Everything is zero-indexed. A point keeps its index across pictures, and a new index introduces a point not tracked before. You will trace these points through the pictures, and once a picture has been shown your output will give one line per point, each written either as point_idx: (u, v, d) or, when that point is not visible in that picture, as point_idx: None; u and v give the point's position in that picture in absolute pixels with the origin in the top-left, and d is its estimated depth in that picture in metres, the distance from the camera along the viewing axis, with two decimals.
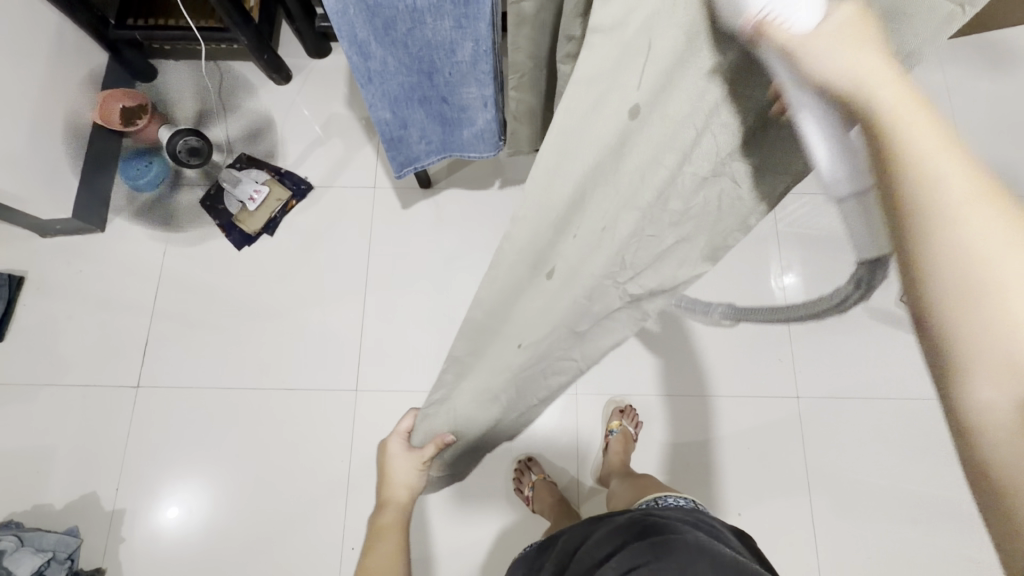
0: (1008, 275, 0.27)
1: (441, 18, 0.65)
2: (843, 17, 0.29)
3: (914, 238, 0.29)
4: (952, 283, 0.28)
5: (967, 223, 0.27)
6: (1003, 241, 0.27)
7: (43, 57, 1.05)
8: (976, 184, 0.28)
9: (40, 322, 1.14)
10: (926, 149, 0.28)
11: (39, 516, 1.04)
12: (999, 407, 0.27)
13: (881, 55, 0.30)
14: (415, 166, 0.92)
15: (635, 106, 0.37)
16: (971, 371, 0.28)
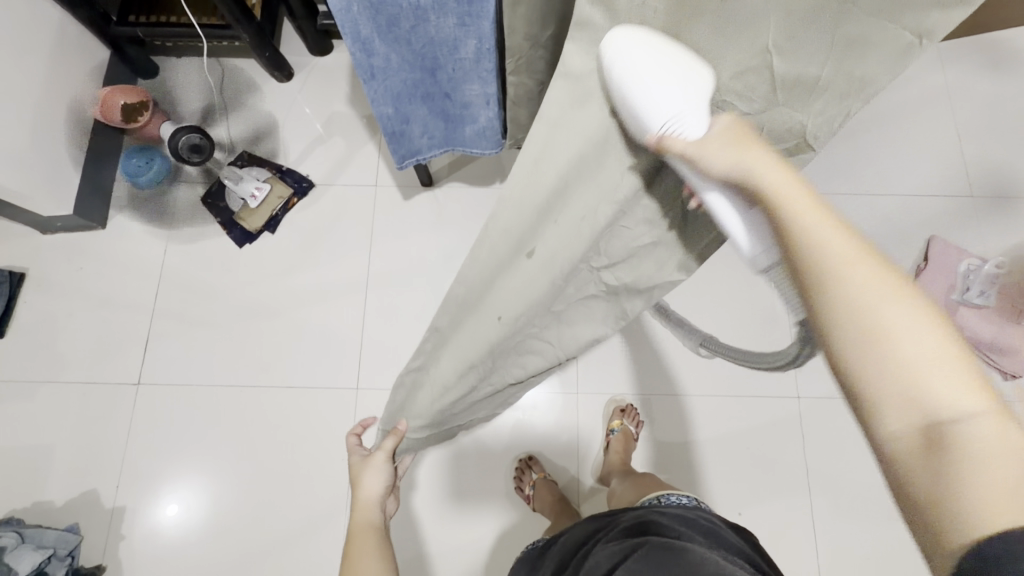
0: (888, 312, 0.30)
1: (444, 15, 0.65)
2: (721, 126, 0.38)
3: (813, 287, 0.32)
4: (849, 326, 0.31)
5: (848, 271, 0.31)
6: (882, 288, 0.31)
7: (45, 52, 1.05)
8: (849, 237, 0.32)
9: (40, 319, 1.14)
10: (807, 212, 0.33)
11: (40, 513, 1.04)
12: (907, 434, 0.29)
13: (760, 147, 0.36)
14: (416, 159, 0.92)
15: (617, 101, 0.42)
16: (877, 405, 0.30)
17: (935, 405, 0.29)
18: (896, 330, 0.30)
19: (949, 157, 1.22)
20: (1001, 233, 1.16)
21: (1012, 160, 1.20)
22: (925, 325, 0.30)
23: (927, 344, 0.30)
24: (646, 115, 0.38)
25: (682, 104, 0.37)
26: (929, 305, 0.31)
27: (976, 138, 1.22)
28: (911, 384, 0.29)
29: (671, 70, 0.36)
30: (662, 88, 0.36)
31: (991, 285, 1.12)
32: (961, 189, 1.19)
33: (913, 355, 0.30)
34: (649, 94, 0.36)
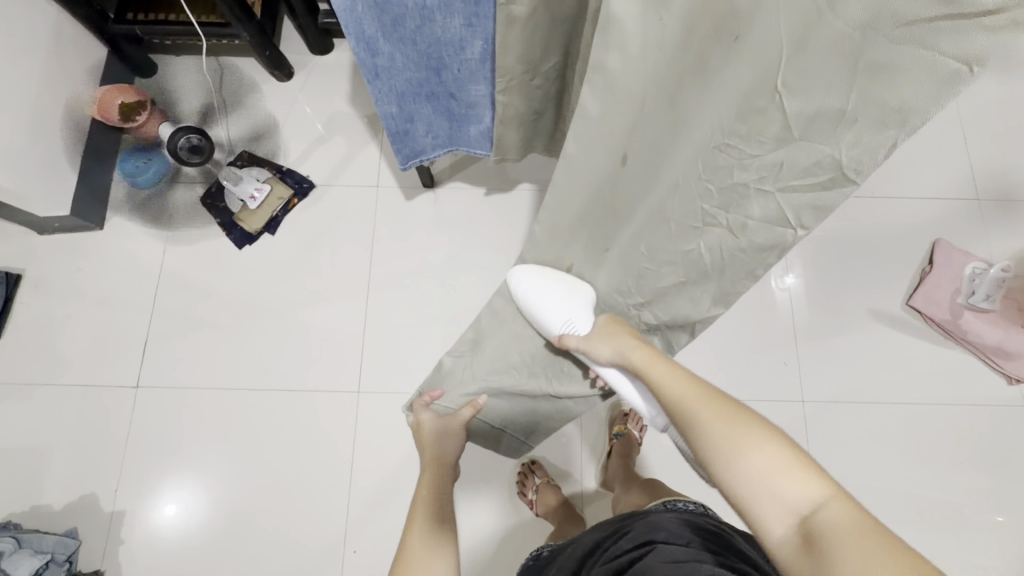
0: (734, 436, 0.50)
1: (450, 15, 0.64)
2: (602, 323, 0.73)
3: (693, 438, 0.54)
4: (715, 455, 0.51)
5: (704, 419, 0.54)
6: (728, 422, 0.52)
7: (42, 51, 1.04)
8: (701, 399, 0.56)
9: (38, 320, 1.12)
10: (669, 387, 0.60)
11: (37, 517, 1.02)
12: (783, 531, 0.44)
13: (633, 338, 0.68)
14: (420, 159, 0.91)
15: (624, 155, 0.61)
16: (754, 515, 0.47)
17: (789, 504, 0.45)
18: (743, 452, 0.49)
19: (953, 159, 1.21)
20: (1006, 237, 1.15)
21: (1016, 163, 1.20)
22: (760, 440, 0.49)
23: (765, 451, 0.48)
24: (545, 315, 0.76)
25: (567, 310, 0.75)
26: (770, 432, 0.49)
27: (982, 140, 1.22)
28: (765, 480, 0.47)
29: (551, 292, 0.76)
30: (549, 303, 0.75)
31: (996, 289, 1.11)
32: (967, 192, 1.18)
33: (758, 460, 0.48)
34: (543, 305, 0.76)
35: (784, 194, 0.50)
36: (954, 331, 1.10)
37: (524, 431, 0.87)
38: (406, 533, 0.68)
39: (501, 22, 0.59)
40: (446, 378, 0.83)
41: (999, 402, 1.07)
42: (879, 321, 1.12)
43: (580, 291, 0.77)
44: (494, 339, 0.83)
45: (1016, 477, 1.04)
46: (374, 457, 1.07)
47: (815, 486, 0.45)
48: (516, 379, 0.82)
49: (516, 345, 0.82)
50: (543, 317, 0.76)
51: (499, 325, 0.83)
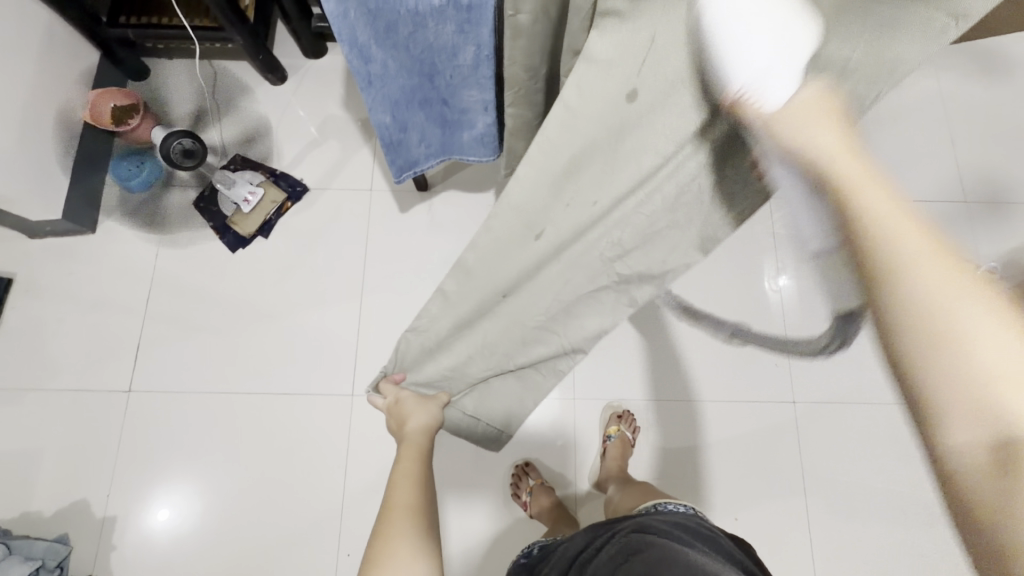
0: (957, 320, 0.38)
1: (443, 22, 0.65)
2: (807, 95, 0.42)
3: (886, 300, 0.40)
4: (917, 336, 0.39)
5: (920, 285, 0.39)
6: (951, 296, 0.38)
7: (34, 54, 1.03)
8: (924, 250, 0.39)
9: (29, 326, 1.12)
10: (881, 217, 0.40)
11: (28, 523, 1.02)
12: (972, 445, 0.36)
13: (837, 133, 0.42)
14: (415, 169, 0.91)
15: (631, 91, 0.46)
16: (941, 413, 0.38)
17: (999, 418, 0.36)
18: (964, 351, 0.37)
19: (942, 162, 1.22)
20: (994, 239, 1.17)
21: (1003, 167, 1.22)
22: (992, 334, 0.37)
23: (992, 352, 0.37)
24: (733, 63, 0.40)
25: (775, 59, 0.40)
26: (1010, 330, 0.37)
27: (969, 143, 1.23)
28: (982, 392, 0.36)
29: (764, 25, 0.39)
30: (748, 45, 0.39)
31: None
32: (954, 194, 1.20)
33: (982, 362, 0.37)
34: (740, 45, 0.40)
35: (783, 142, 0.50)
36: None
37: (499, 422, 0.79)
38: (371, 543, 0.63)
39: (508, 33, 0.60)
40: (405, 359, 0.73)
41: None
42: None
43: (805, 29, 0.39)
44: (449, 321, 0.69)
45: None
46: (369, 460, 1.07)
47: None
48: (478, 363, 0.72)
49: (478, 324, 0.69)
50: (733, 61, 0.40)
51: (452, 305, 0.67)
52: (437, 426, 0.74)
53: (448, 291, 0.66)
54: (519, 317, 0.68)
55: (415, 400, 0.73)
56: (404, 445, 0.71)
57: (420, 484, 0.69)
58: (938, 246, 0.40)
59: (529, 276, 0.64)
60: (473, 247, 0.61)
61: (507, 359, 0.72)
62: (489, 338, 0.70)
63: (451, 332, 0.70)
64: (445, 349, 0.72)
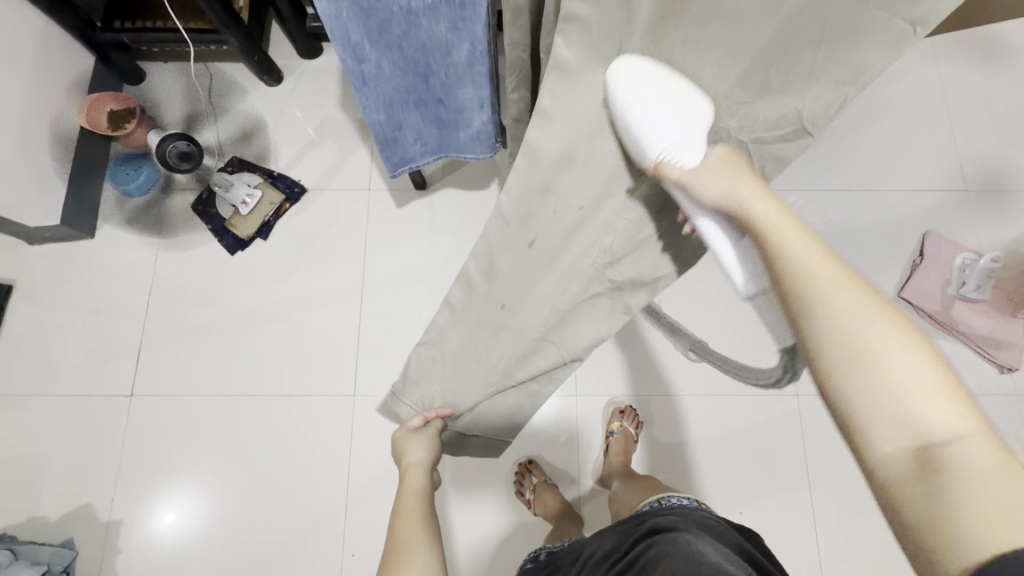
0: (868, 324, 0.36)
1: (436, 20, 0.64)
2: (715, 159, 0.49)
3: (803, 321, 0.38)
4: (836, 348, 0.36)
5: (830, 297, 0.37)
6: (864, 309, 0.36)
7: (30, 59, 1.04)
8: (833, 265, 0.39)
9: (30, 332, 1.12)
10: (796, 250, 0.40)
11: (34, 528, 1.02)
12: (894, 451, 0.33)
13: (745, 178, 0.47)
14: (410, 166, 0.91)
15: (608, 95, 0.51)
16: (856, 416, 0.35)
17: (918, 426, 0.33)
18: (878, 354, 0.35)
19: (942, 152, 1.22)
20: (994, 227, 1.16)
21: (1005, 155, 1.21)
22: (900, 339, 0.35)
23: (907, 356, 0.34)
24: (646, 139, 0.50)
25: (676, 134, 0.49)
26: (910, 328, 0.36)
27: (969, 132, 1.22)
28: (893, 392, 0.34)
29: (669, 103, 0.47)
30: (653, 115, 0.48)
31: (987, 279, 1.12)
32: (954, 183, 1.19)
33: (896, 368, 0.34)
34: (647, 122, 0.48)
35: (757, 145, 0.52)
36: (945, 321, 1.11)
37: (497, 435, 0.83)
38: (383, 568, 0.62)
39: (507, 14, 0.56)
40: (413, 374, 0.79)
41: (993, 391, 1.08)
42: None
43: (698, 106, 0.49)
44: (454, 334, 0.74)
45: None
46: (373, 462, 1.07)
47: (964, 416, 0.32)
48: (481, 376, 0.74)
49: (478, 336, 0.73)
50: (643, 140, 0.50)
51: (458, 318, 0.73)
52: (435, 459, 0.74)
53: (454, 303, 0.73)
54: (518, 329, 0.70)
55: (411, 434, 0.75)
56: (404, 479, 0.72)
57: (423, 518, 0.68)
58: (851, 271, 0.39)
59: (526, 283, 0.67)
60: (477, 262, 0.68)
61: (506, 374, 0.73)
62: (491, 353, 0.73)
63: (458, 348, 0.75)
64: (453, 363, 0.76)
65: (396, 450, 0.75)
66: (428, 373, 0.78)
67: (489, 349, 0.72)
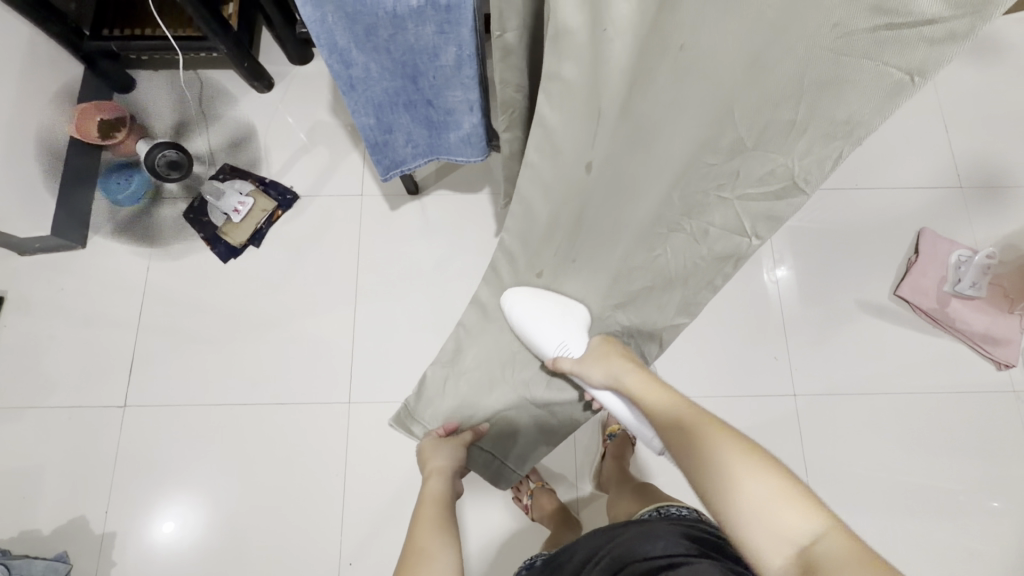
0: (725, 462, 0.51)
1: (422, 23, 0.64)
2: (596, 348, 0.76)
3: (691, 469, 0.54)
4: (711, 487, 0.51)
5: (697, 450, 0.55)
6: (717, 451, 0.53)
7: (15, 70, 1.03)
8: (696, 426, 0.57)
9: (21, 343, 1.11)
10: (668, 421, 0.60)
11: (28, 542, 1.01)
12: (784, 564, 0.44)
13: (621, 360, 0.73)
14: (401, 168, 0.90)
15: (588, 162, 0.63)
16: (740, 534, 0.47)
17: (790, 537, 0.44)
18: (737, 484, 0.49)
19: (933, 148, 1.21)
20: (989, 223, 1.16)
21: (998, 150, 1.20)
22: (751, 467, 0.49)
23: (758, 479, 0.48)
24: (539, 338, 0.80)
25: (562, 332, 0.80)
26: (760, 457, 0.50)
27: (962, 127, 1.22)
28: (757, 510, 0.47)
29: (550, 317, 0.80)
30: (543, 324, 0.80)
31: (982, 275, 1.11)
32: (948, 181, 1.19)
33: (752, 489, 0.48)
34: (537, 328, 0.80)
35: (745, 200, 0.55)
36: (942, 319, 1.10)
37: (514, 460, 0.89)
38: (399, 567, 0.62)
39: (496, 53, 0.58)
40: (427, 391, 0.88)
41: (991, 388, 1.08)
42: (867, 312, 1.13)
43: (573, 312, 0.81)
44: (473, 350, 0.86)
45: (1009, 463, 1.04)
46: (368, 469, 1.07)
47: (809, 518, 0.45)
48: (502, 396, 0.86)
49: (495, 356, 0.86)
50: (537, 341, 0.80)
51: (474, 336, 0.86)
52: (456, 467, 0.80)
53: (469, 326, 0.86)
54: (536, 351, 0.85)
55: (433, 442, 0.82)
56: (427, 480, 0.76)
57: (443, 509, 0.71)
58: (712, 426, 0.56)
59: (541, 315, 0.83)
60: (490, 288, 0.84)
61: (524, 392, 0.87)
62: (515, 373, 0.86)
63: (476, 365, 0.86)
64: (476, 385, 0.87)
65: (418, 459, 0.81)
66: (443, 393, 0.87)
67: (513, 370, 0.86)
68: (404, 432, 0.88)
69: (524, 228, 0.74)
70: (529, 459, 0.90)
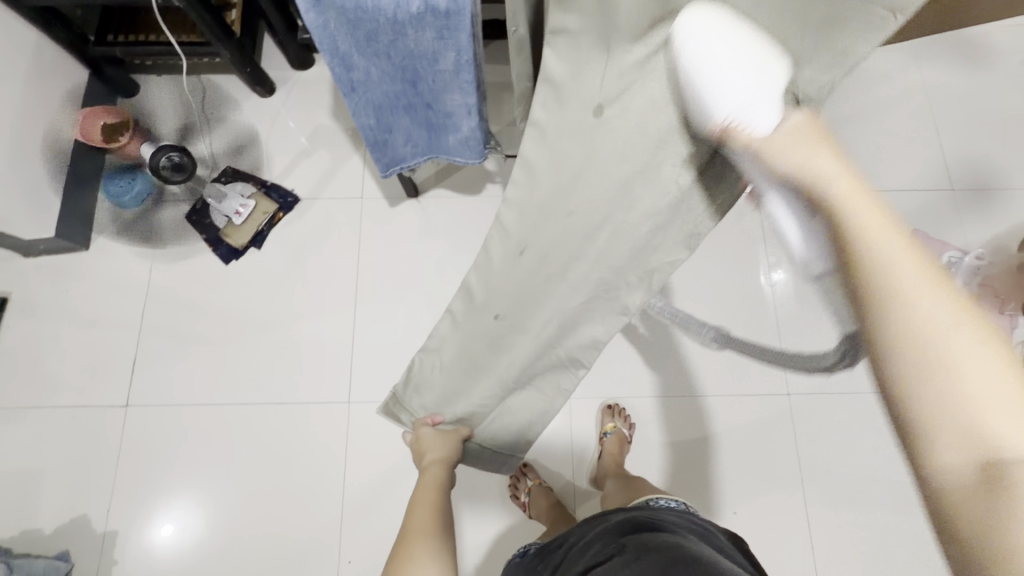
0: (941, 326, 0.34)
1: (422, 29, 0.66)
2: (794, 123, 0.43)
3: (880, 322, 0.36)
4: (899, 347, 0.35)
5: (915, 300, 0.35)
6: (941, 310, 0.34)
7: (21, 77, 1.05)
8: (924, 274, 0.36)
9: (25, 344, 1.12)
10: (888, 260, 0.36)
11: (30, 541, 1.02)
12: (961, 467, 0.32)
13: (827, 151, 0.42)
14: (401, 166, 0.92)
15: (599, 105, 0.53)
16: (919, 418, 0.34)
17: (987, 439, 0.32)
18: (942, 358, 0.34)
19: (925, 151, 1.23)
20: (980, 225, 1.18)
21: (988, 154, 1.22)
22: (973, 340, 0.33)
23: (977, 358, 0.33)
24: (711, 95, 0.45)
25: (749, 94, 0.43)
26: (994, 337, 0.34)
27: (952, 131, 1.24)
28: (956, 395, 0.33)
29: (738, 71, 0.43)
30: (719, 87, 0.45)
31: (976, 273, 1.07)
32: (939, 184, 1.21)
33: (968, 372, 0.33)
34: (715, 85, 0.45)
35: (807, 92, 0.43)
36: None
37: (504, 446, 0.89)
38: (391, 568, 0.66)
39: (512, 48, 0.59)
40: (413, 381, 0.85)
41: None
42: None
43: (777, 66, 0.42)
44: (453, 343, 0.79)
45: None
46: (369, 469, 1.08)
47: None
48: (486, 389, 0.81)
49: (474, 347, 0.77)
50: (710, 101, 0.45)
51: (457, 330, 0.78)
52: (453, 462, 0.83)
53: (455, 313, 0.78)
54: (517, 337, 0.74)
55: (432, 434, 0.84)
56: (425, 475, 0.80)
57: (436, 510, 0.75)
58: (943, 274, 0.36)
59: (523, 300, 0.71)
60: (478, 272, 0.74)
61: (506, 383, 0.79)
62: (495, 371, 0.78)
63: (455, 362, 0.80)
64: (454, 378, 0.81)
65: (415, 449, 0.85)
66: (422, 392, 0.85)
67: (492, 367, 0.78)
68: (394, 417, 0.89)
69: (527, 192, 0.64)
70: (522, 442, 0.89)
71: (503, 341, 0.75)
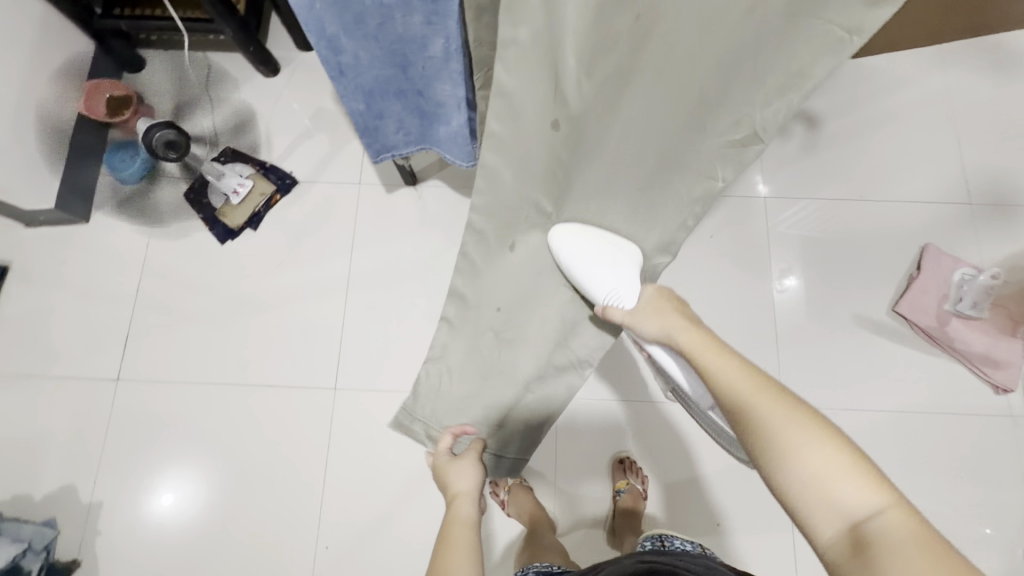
0: (793, 433, 0.48)
1: (410, 13, 0.64)
2: (649, 294, 0.71)
3: (751, 432, 0.51)
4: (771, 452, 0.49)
5: (770, 416, 0.51)
6: (787, 421, 0.49)
7: (27, 44, 1.06)
8: (771, 398, 0.52)
9: (22, 313, 1.14)
10: (730, 384, 0.55)
11: (19, 505, 1.04)
12: (831, 529, 0.44)
13: (672, 314, 0.68)
14: (392, 154, 0.90)
15: (554, 120, 0.60)
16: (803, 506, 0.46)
17: (838, 501, 0.44)
18: (797, 454, 0.47)
19: (945, 162, 1.18)
20: (996, 244, 1.13)
21: (1012, 169, 1.17)
22: (813, 437, 0.47)
23: (817, 450, 0.47)
24: (589, 283, 0.73)
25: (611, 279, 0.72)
26: (825, 429, 0.48)
27: (975, 143, 1.19)
28: (814, 480, 0.46)
29: (599, 258, 0.72)
30: (592, 269, 0.72)
31: (984, 296, 1.08)
32: (955, 197, 1.16)
33: (814, 462, 0.46)
34: (589, 272, 0.73)
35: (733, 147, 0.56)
36: (940, 338, 1.08)
37: (518, 453, 0.82)
38: None
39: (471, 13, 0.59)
40: (422, 393, 0.82)
41: (988, 411, 1.05)
42: (865, 328, 1.10)
43: (619, 256, 0.73)
44: (459, 345, 0.79)
45: (1006, 491, 1.02)
46: (352, 456, 1.08)
47: (871, 494, 0.43)
48: (501, 387, 0.79)
49: (483, 343, 0.78)
50: (587, 283, 0.73)
51: (456, 331, 0.79)
52: (481, 487, 0.71)
53: (451, 319, 0.78)
54: (515, 327, 0.78)
55: (453, 459, 0.72)
56: (451, 510, 0.67)
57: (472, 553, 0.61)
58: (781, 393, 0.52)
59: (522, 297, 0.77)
60: (462, 276, 0.76)
61: (521, 378, 0.78)
62: (501, 365, 0.79)
63: (462, 361, 0.79)
64: (461, 376, 0.80)
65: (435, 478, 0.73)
66: (432, 399, 0.82)
67: (499, 367, 0.79)
68: (405, 432, 0.84)
69: (490, 198, 0.68)
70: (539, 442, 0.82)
71: (510, 335, 0.77)
